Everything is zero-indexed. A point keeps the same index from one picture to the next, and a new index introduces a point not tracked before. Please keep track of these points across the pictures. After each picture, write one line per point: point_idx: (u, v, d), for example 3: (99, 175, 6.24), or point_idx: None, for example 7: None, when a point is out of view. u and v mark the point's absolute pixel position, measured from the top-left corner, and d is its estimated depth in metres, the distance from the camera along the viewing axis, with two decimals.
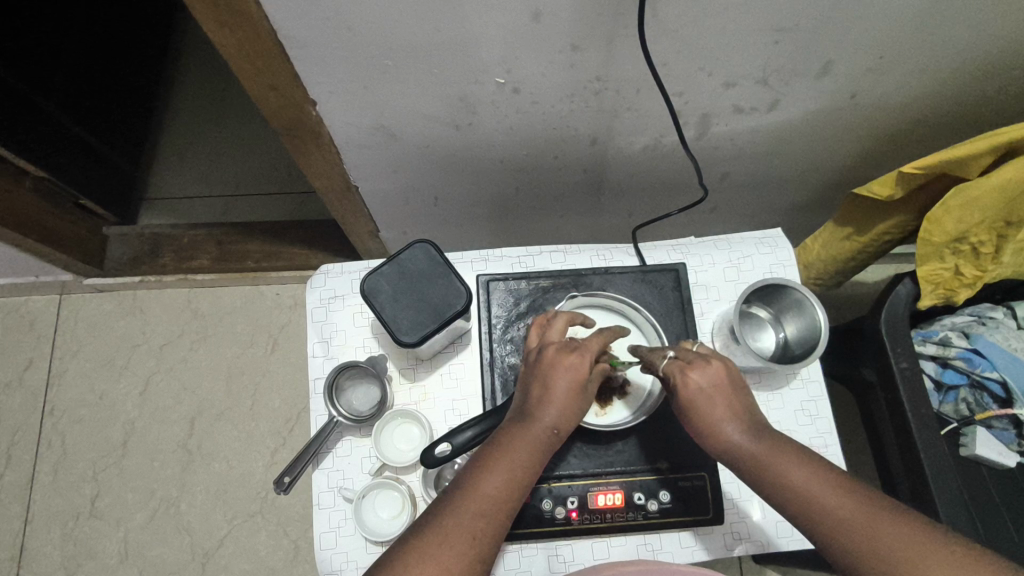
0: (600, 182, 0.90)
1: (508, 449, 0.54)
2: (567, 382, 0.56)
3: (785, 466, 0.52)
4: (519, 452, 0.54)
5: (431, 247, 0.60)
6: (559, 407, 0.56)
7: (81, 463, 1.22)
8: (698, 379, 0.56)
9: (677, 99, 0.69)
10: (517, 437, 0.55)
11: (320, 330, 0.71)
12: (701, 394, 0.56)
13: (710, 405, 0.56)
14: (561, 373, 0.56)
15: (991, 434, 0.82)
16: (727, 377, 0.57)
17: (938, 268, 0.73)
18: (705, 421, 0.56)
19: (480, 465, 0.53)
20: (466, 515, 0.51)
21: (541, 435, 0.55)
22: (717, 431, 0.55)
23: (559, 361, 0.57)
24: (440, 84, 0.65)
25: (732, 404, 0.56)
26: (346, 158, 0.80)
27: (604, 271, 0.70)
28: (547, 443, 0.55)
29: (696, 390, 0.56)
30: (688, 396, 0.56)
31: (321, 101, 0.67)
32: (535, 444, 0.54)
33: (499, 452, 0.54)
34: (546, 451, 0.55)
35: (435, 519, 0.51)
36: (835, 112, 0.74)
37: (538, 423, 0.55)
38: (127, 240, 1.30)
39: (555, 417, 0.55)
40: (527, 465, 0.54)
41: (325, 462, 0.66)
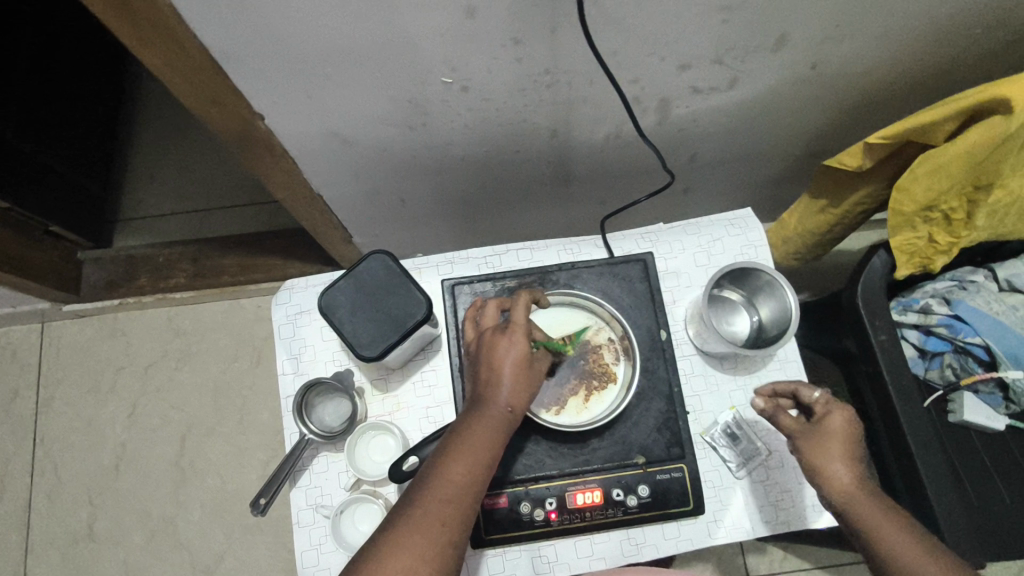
0: (568, 172, 0.88)
1: (468, 434, 0.54)
2: (512, 357, 0.56)
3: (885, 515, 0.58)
4: (480, 435, 0.54)
5: (387, 257, 0.59)
6: (511, 383, 0.55)
7: (76, 489, 1.22)
8: (841, 417, 0.61)
9: (632, 85, 0.67)
10: (474, 421, 0.54)
11: (288, 346, 0.70)
12: (835, 432, 0.60)
13: (832, 447, 0.60)
14: (504, 351, 0.56)
15: (978, 398, 0.84)
16: (855, 421, 0.61)
17: (909, 237, 0.72)
18: (825, 455, 0.59)
19: (446, 453, 0.53)
20: (434, 502, 0.51)
21: (498, 416, 0.54)
22: (827, 470, 0.59)
23: (502, 336, 0.56)
24: (385, 89, 0.64)
25: (853, 450, 0.60)
26: (305, 168, 0.79)
27: (570, 266, 0.68)
28: (504, 423, 0.55)
29: (834, 429, 0.60)
30: (832, 426, 0.60)
31: (267, 113, 0.66)
32: (496, 424, 0.54)
33: (458, 439, 0.54)
34: (506, 430, 0.55)
35: (406, 514, 0.51)
36: (795, 86, 0.72)
37: (492, 405, 0.55)
38: (102, 263, 1.29)
39: (508, 397, 0.55)
40: (490, 447, 0.54)
41: (302, 479, 0.66)
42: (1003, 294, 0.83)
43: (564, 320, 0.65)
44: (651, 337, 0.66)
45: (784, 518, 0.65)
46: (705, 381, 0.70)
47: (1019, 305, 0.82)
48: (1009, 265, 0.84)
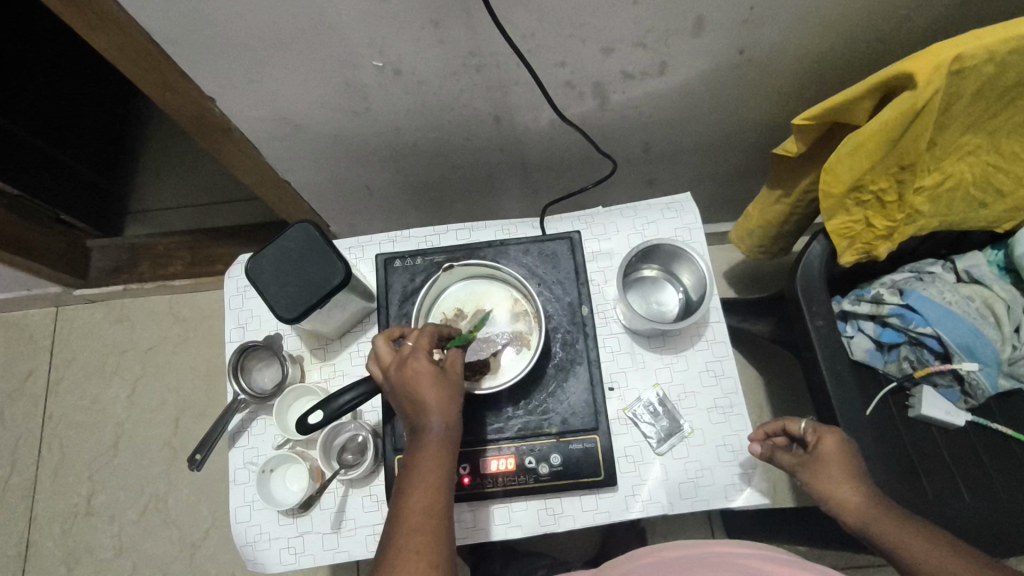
0: (522, 161, 0.91)
1: (417, 465, 0.54)
2: (432, 378, 0.55)
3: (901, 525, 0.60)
4: (429, 461, 0.54)
5: (311, 227, 0.62)
6: (438, 403, 0.54)
7: (77, 464, 1.30)
8: (832, 439, 0.64)
9: (561, 69, 0.70)
10: (419, 452, 0.54)
11: (237, 316, 0.74)
12: (829, 455, 0.64)
13: (832, 468, 0.63)
14: (421, 378, 0.54)
15: (936, 391, 0.82)
16: (846, 443, 0.64)
17: (845, 222, 0.72)
18: (830, 480, 0.63)
19: (404, 489, 0.53)
20: (406, 542, 0.50)
21: (438, 440, 0.54)
22: (833, 492, 0.63)
23: (415, 363, 0.55)
24: (322, 73, 0.68)
25: (853, 469, 0.63)
26: (266, 152, 0.84)
27: (497, 244, 0.70)
28: (446, 445, 0.55)
29: (829, 453, 0.64)
30: (828, 450, 0.64)
31: (218, 96, 0.71)
32: (440, 446, 0.54)
33: (409, 472, 0.53)
34: (451, 448, 0.55)
35: (382, 560, 0.50)
36: (728, 70, 0.73)
37: (428, 434, 0.54)
38: (110, 252, 1.38)
39: (439, 419, 0.54)
40: (443, 470, 0.54)
41: (241, 440, 0.69)
42: (958, 285, 0.81)
43: (484, 292, 0.67)
44: (572, 312, 0.67)
45: (704, 495, 0.65)
46: (631, 359, 0.70)
47: (973, 295, 0.81)
48: (969, 257, 0.83)
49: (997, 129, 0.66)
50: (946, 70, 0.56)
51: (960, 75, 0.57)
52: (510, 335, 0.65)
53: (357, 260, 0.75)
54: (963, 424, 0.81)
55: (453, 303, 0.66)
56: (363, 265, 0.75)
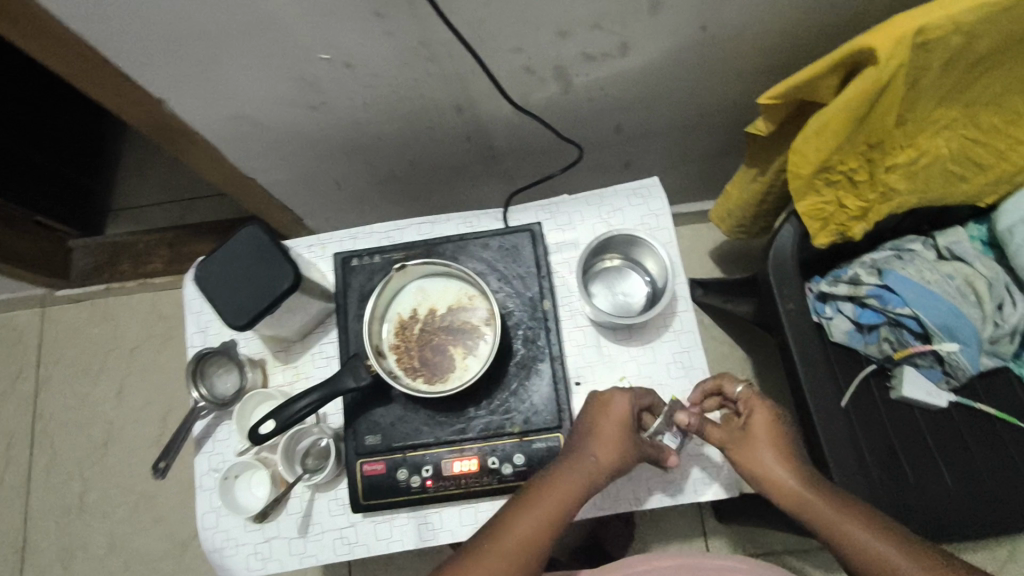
0: (491, 148, 0.89)
1: (541, 491, 0.56)
2: (630, 410, 0.59)
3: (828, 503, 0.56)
4: (563, 483, 0.56)
5: (258, 230, 0.60)
6: (622, 434, 0.58)
7: (69, 463, 1.31)
8: (761, 412, 0.61)
9: (517, 55, 0.67)
10: (552, 480, 0.57)
11: (197, 320, 0.72)
12: (758, 429, 0.60)
13: (761, 445, 0.59)
14: (608, 411, 0.59)
15: (916, 372, 0.80)
16: (778, 416, 0.61)
17: (816, 203, 0.69)
18: (758, 457, 0.59)
19: (514, 507, 0.56)
20: (490, 554, 0.53)
21: (576, 477, 0.56)
22: (768, 472, 0.58)
23: (620, 395, 0.60)
24: (269, 68, 0.66)
25: (782, 445, 0.59)
26: (226, 151, 0.82)
27: (457, 239, 0.68)
28: (587, 486, 0.56)
29: (758, 427, 0.60)
30: (756, 426, 0.60)
31: (166, 97, 0.69)
32: (584, 475, 0.56)
33: (531, 494, 0.56)
34: (604, 478, 0.57)
35: (463, 560, 0.54)
36: (693, 48, 0.70)
37: (575, 465, 0.57)
38: (90, 251, 1.37)
39: (592, 455, 0.57)
40: (564, 507, 0.56)
41: (206, 446, 0.69)
42: (937, 263, 0.79)
43: (442, 290, 0.65)
44: (533, 308, 0.66)
45: (672, 490, 0.65)
46: (598, 352, 0.69)
47: (954, 273, 0.79)
48: (951, 233, 0.81)
49: (971, 101, 0.63)
50: (908, 43, 0.53)
51: (925, 48, 0.54)
52: (468, 332, 0.64)
53: (318, 258, 0.74)
54: (945, 406, 0.80)
55: (410, 301, 0.65)
56: (324, 263, 0.74)
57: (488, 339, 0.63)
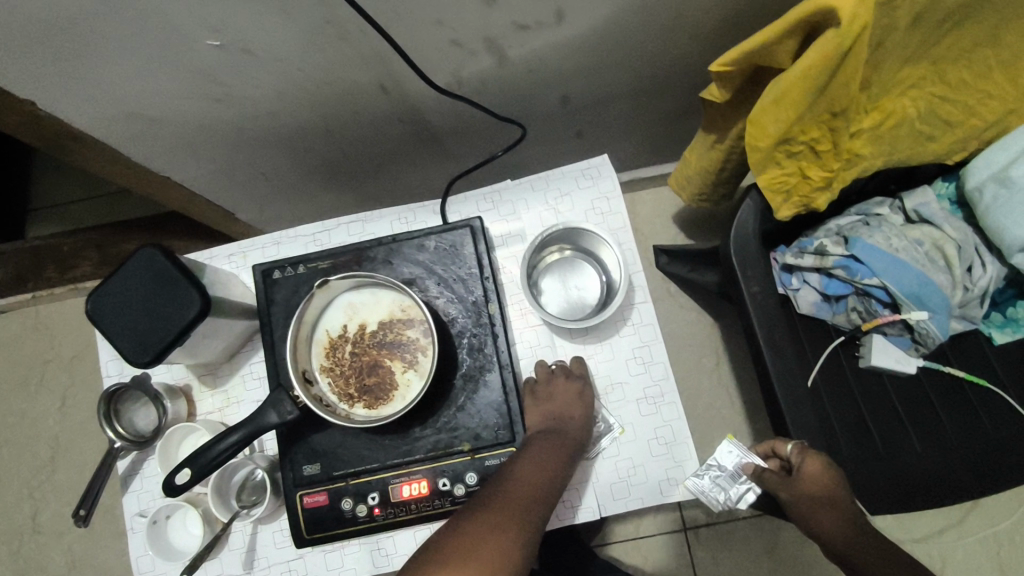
0: (429, 129, 0.81)
1: (541, 443, 0.54)
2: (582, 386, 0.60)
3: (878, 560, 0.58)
4: (542, 450, 0.54)
5: (155, 252, 0.53)
6: (580, 405, 0.59)
7: (16, 484, 1.24)
8: (817, 463, 0.61)
9: (440, 28, 0.59)
10: (548, 434, 0.55)
11: (110, 347, 0.65)
12: (814, 482, 0.60)
13: (815, 497, 0.60)
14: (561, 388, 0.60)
15: (886, 342, 0.77)
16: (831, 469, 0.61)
17: (778, 176, 0.64)
18: (809, 507, 0.60)
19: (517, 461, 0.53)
20: (510, 500, 0.48)
21: (568, 436, 0.56)
22: (818, 521, 0.60)
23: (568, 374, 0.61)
24: (153, 58, 0.57)
25: (835, 497, 0.60)
26: (128, 152, 0.73)
27: (388, 241, 0.62)
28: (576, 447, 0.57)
29: (815, 479, 0.60)
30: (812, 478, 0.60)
31: (40, 98, 0.60)
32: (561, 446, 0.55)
33: (533, 446, 0.54)
34: (574, 454, 0.56)
35: (473, 513, 0.46)
36: (638, 9, 0.63)
37: (568, 423, 0.57)
38: (11, 258, 1.26)
39: (578, 421, 0.58)
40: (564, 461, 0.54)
41: (133, 484, 0.63)
42: (904, 228, 0.75)
43: (376, 301, 0.59)
44: (477, 313, 0.60)
45: (637, 495, 0.61)
46: (553, 353, 0.64)
47: (922, 238, 0.75)
48: (918, 194, 0.77)
49: (940, 56, 0.58)
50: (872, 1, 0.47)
51: (891, 6, 0.48)
52: (407, 345, 0.58)
53: (239, 269, 0.67)
54: (914, 372, 0.77)
55: (341, 315, 0.59)
56: (246, 274, 0.67)
57: (428, 351, 0.58)
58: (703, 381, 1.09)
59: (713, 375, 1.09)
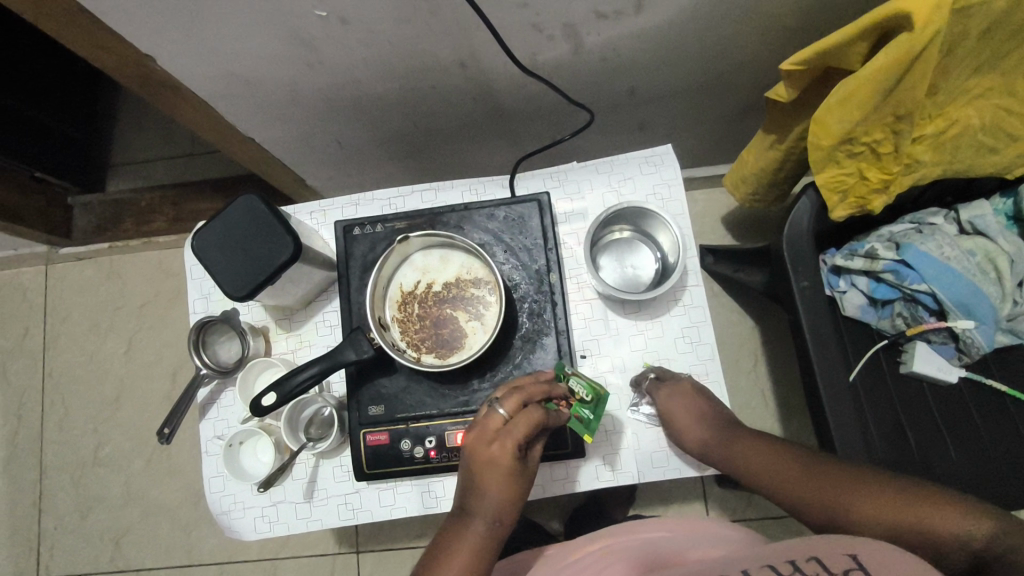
0: (498, 109, 0.85)
1: (450, 553, 0.55)
2: (507, 463, 0.56)
3: (758, 462, 0.62)
4: (459, 554, 0.54)
5: (255, 199, 0.59)
6: (505, 488, 0.56)
7: (81, 418, 1.33)
8: (671, 400, 0.63)
9: (524, 11, 0.63)
10: (458, 539, 0.55)
11: (199, 287, 0.72)
12: (673, 410, 0.63)
13: (678, 419, 0.62)
14: (491, 457, 0.56)
15: (929, 349, 0.79)
16: (690, 396, 0.63)
17: (836, 175, 0.66)
18: (675, 431, 0.63)
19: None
20: None
21: (481, 536, 0.55)
22: (686, 438, 0.63)
23: (492, 443, 0.56)
24: (263, 23, 0.63)
25: (697, 419, 0.63)
26: (223, 111, 0.79)
27: (461, 208, 0.66)
28: (490, 543, 0.55)
29: (672, 407, 0.63)
30: (669, 417, 0.63)
31: (157, 55, 0.67)
32: (485, 540, 0.55)
33: (441, 558, 0.54)
34: (494, 547, 0.56)
35: None
36: (712, 6, 0.66)
37: (475, 523, 0.56)
38: (92, 208, 1.35)
39: (492, 511, 0.56)
40: (478, 566, 0.54)
41: (211, 412, 0.69)
42: (958, 238, 0.77)
43: (447, 262, 0.64)
44: (539, 280, 0.64)
45: (676, 464, 0.64)
46: (604, 325, 0.68)
47: (975, 249, 0.76)
48: (974, 207, 0.78)
49: (1010, 69, 0.59)
50: (948, 7, 0.50)
51: (965, 14, 0.51)
52: (473, 305, 0.63)
53: (319, 225, 0.72)
54: (956, 381, 0.78)
55: (414, 271, 0.64)
56: (326, 230, 0.72)
57: (492, 312, 0.62)
58: (739, 378, 1.11)
59: (750, 373, 1.11)
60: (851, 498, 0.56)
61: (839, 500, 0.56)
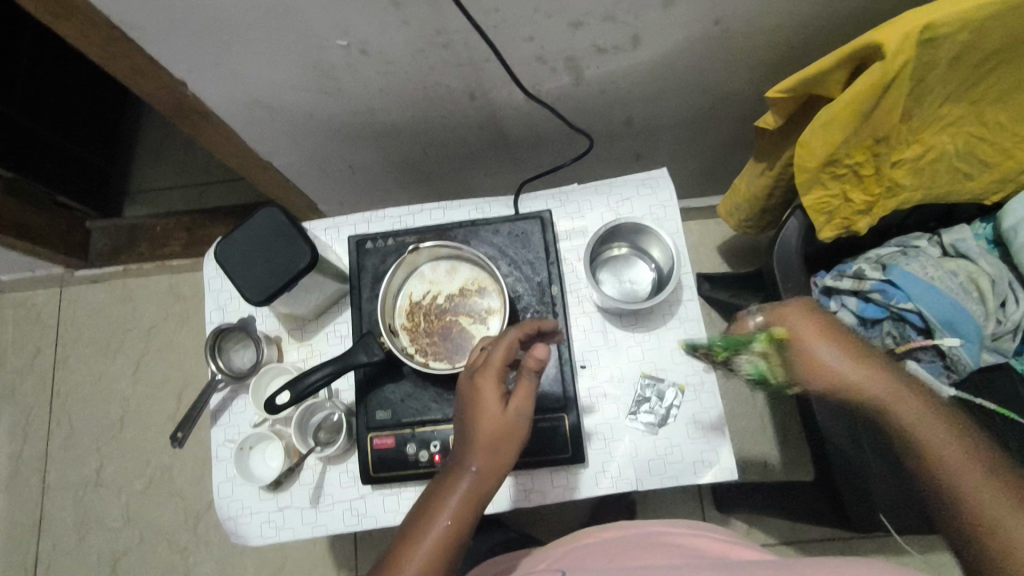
0: (504, 137, 0.90)
1: (439, 498, 0.51)
2: (496, 398, 0.54)
3: (882, 386, 0.56)
4: (452, 499, 0.51)
5: (278, 210, 0.63)
6: (497, 424, 0.53)
7: (86, 438, 1.34)
8: (804, 319, 0.58)
9: (530, 44, 0.68)
10: (450, 484, 0.52)
11: (216, 298, 0.75)
12: (802, 335, 0.58)
13: (816, 348, 0.57)
14: (484, 390, 0.54)
15: (919, 367, 0.81)
16: (819, 319, 0.58)
17: (822, 197, 0.71)
18: (815, 361, 0.57)
19: (412, 524, 0.50)
20: None
21: (473, 479, 0.52)
22: (829, 373, 0.57)
23: (480, 380, 0.54)
24: (289, 53, 0.68)
25: (841, 344, 0.57)
26: (246, 134, 0.84)
27: (468, 224, 0.70)
28: (482, 486, 0.52)
29: (800, 331, 0.58)
30: (800, 339, 0.58)
31: (189, 81, 0.72)
32: (475, 481, 0.52)
33: (431, 502, 0.51)
34: (488, 490, 0.52)
35: None
36: (703, 42, 0.71)
37: (473, 462, 0.52)
38: (109, 232, 1.40)
39: (485, 447, 0.52)
40: (469, 511, 0.50)
41: (223, 418, 0.72)
42: (942, 260, 0.80)
43: (455, 274, 0.68)
44: (541, 291, 0.68)
45: (673, 473, 0.66)
46: (603, 337, 0.71)
47: (958, 270, 0.80)
48: (957, 231, 0.82)
49: (979, 98, 0.64)
50: (915, 39, 0.55)
51: (932, 45, 0.56)
52: (478, 313, 0.66)
53: (333, 240, 0.76)
54: (946, 400, 0.80)
55: (424, 282, 0.68)
56: (339, 245, 0.76)
57: (496, 320, 0.65)
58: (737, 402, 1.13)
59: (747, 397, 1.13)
60: (965, 455, 0.52)
61: (957, 448, 0.53)
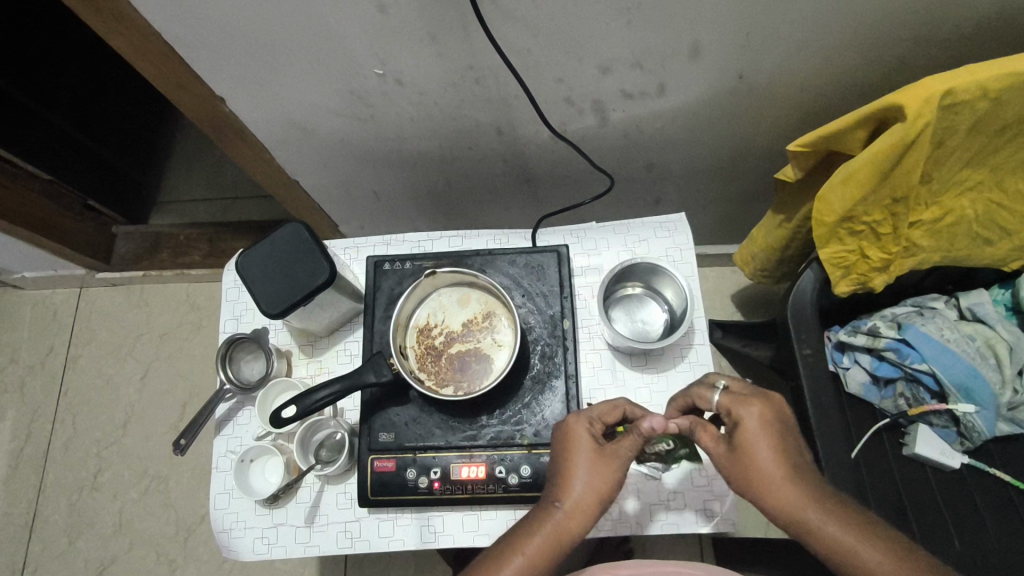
0: (526, 173, 0.92)
1: (531, 526, 0.53)
2: (588, 442, 0.56)
3: (821, 512, 0.50)
4: (542, 531, 0.52)
5: (302, 227, 0.64)
6: (589, 467, 0.54)
7: (87, 441, 1.34)
8: (754, 417, 0.54)
9: (559, 85, 0.71)
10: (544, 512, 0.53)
11: (231, 308, 0.76)
12: (750, 438, 0.53)
13: (760, 456, 0.52)
14: (578, 436, 0.56)
15: (933, 432, 0.79)
16: (774, 419, 0.54)
17: (839, 251, 0.71)
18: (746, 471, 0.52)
19: (497, 553, 0.52)
20: None
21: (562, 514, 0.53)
22: (774, 495, 0.51)
23: (576, 422, 0.57)
24: (326, 79, 0.71)
25: (784, 444, 0.53)
26: (276, 153, 0.87)
27: (486, 253, 0.71)
28: (572, 523, 0.52)
29: (748, 427, 0.53)
30: (745, 438, 0.53)
31: (228, 98, 0.75)
32: (551, 526, 0.52)
33: (522, 530, 0.53)
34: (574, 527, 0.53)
35: None
36: (728, 93, 0.73)
37: (569, 495, 0.53)
38: (134, 239, 1.43)
39: (585, 482, 0.54)
40: (555, 546, 0.52)
41: (226, 429, 0.72)
42: (959, 323, 0.79)
43: (469, 301, 0.69)
44: (553, 325, 0.68)
45: (674, 519, 0.65)
46: (612, 376, 0.70)
47: (975, 334, 0.79)
48: (974, 295, 0.81)
49: (999, 165, 0.65)
50: (937, 102, 0.56)
51: (953, 109, 0.57)
52: (490, 342, 0.67)
53: (352, 260, 0.77)
54: (959, 467, 0.78)
55: (437, 307, 0.68)
56: (357, 265, 0.77)
57: (505, 350, 0.66)
58: None
59: None
60: None
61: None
